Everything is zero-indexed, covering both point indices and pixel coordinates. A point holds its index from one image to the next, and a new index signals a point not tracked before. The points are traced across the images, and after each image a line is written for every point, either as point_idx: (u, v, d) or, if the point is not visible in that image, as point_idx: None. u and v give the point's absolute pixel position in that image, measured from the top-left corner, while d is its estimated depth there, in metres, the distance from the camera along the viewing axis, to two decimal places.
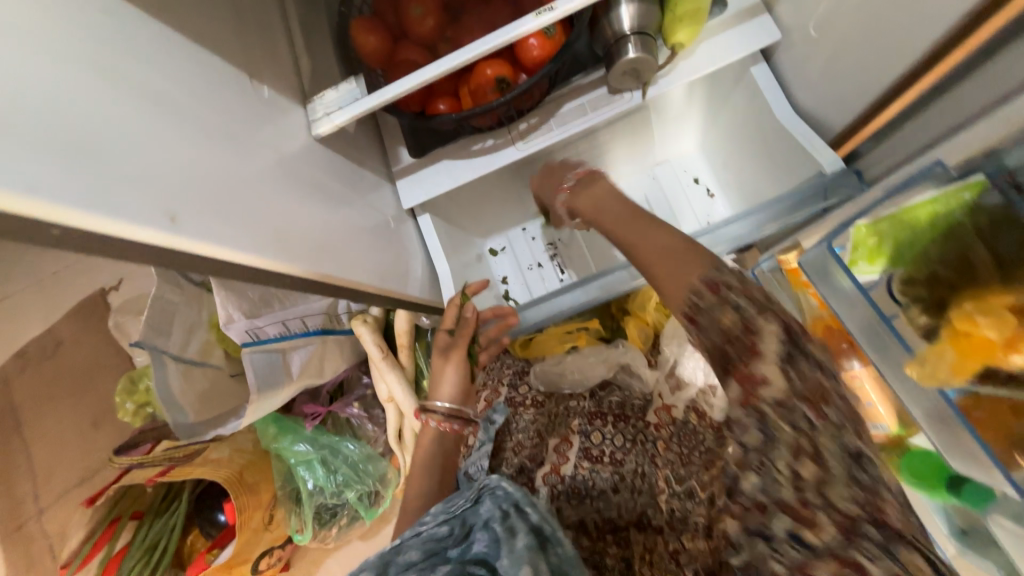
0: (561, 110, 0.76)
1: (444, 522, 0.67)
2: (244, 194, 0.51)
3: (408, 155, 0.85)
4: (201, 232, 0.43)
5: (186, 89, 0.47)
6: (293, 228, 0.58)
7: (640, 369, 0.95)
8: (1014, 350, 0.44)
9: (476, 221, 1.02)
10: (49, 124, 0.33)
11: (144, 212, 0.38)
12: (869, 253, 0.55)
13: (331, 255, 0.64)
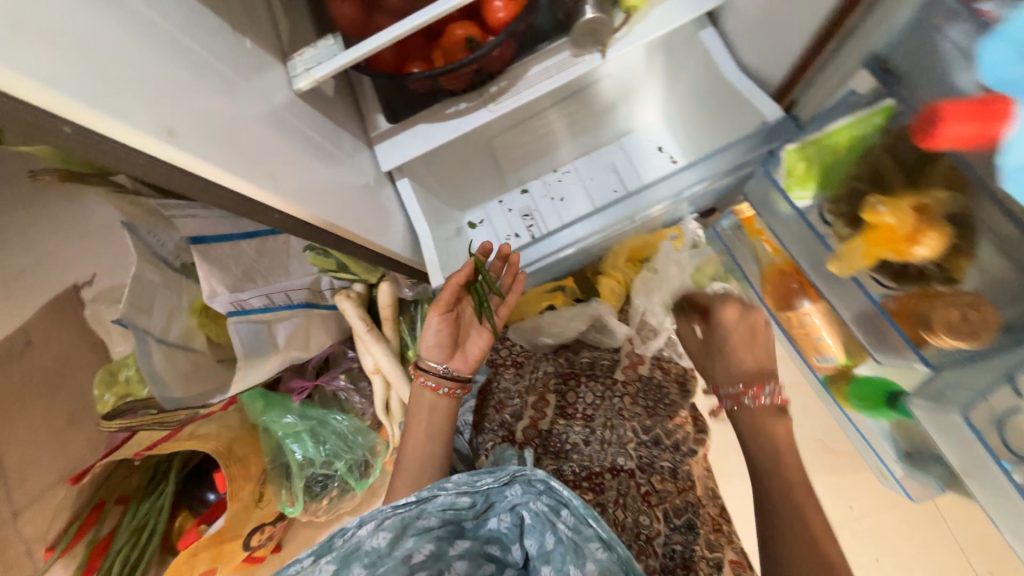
0: (528, 72, 0.72)
1: (467, 495, 0.69)
2: (243, 127, 0.49)
3: (385, 121, 0.78)
4: (200, 150, 0.42)
5: (172, 20, 0.44)
6: (283, 167, 0.56)
7: (611, 324, 0.95)
8: (916, 240, 0.49)
9: (454, 193, 0.97)
10: (65, 30, 0.31)
11: (145, 120, 0.37)
12: (801, 178, 0.60)
13: (320, 199, 0.62)
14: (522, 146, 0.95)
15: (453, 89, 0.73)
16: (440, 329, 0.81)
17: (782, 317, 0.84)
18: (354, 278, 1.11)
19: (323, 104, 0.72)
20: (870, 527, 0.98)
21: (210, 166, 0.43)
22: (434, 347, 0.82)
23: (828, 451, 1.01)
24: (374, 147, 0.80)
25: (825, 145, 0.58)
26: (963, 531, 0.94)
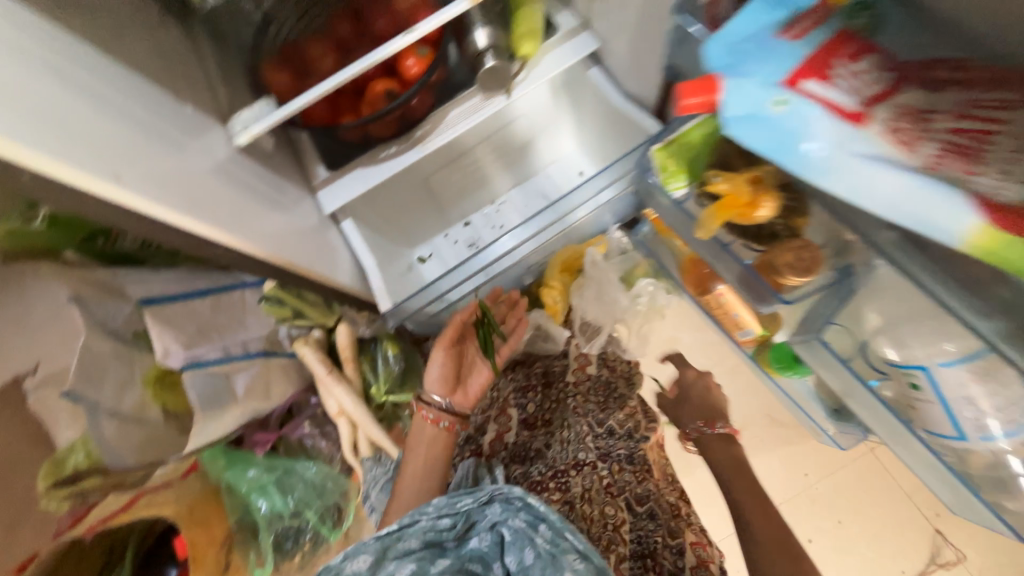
0: (447, 115, 0.83)
1: (447, 514, 0.66)
2: (182, 175, 0.58)
3: (324, 170, 0.87)
4: (144, 190, 0.50)
5: (108, 96, 0.52)
6: (222, 206, 0.63)
7: (553, 332, 1.04)
8: (757, 205, 0.52)
9: (399, 230, 1.04)
10: (21, 101, 0.40)
11: (94, 165, 0.45)
12: (674, 172, 0.61)
13: (260, 234, 0.70)
14: (457, 182, 1.06)
15: (383, 136, 0.84)
16: (444, 365, 0.87)
17: (704, 300, 0.93)
18: (311, 324, 1.13)
19: (264, 161, 0.80)
20: (824, 488, 1.05)
21: (152, 203, 0.50)
22: (438, 381, 0.87)
23: (775, 423, 1.09)
24: (316, 195, 0.88)
25: (684, 142, 0.59)
26: (902, 474, 1.03)
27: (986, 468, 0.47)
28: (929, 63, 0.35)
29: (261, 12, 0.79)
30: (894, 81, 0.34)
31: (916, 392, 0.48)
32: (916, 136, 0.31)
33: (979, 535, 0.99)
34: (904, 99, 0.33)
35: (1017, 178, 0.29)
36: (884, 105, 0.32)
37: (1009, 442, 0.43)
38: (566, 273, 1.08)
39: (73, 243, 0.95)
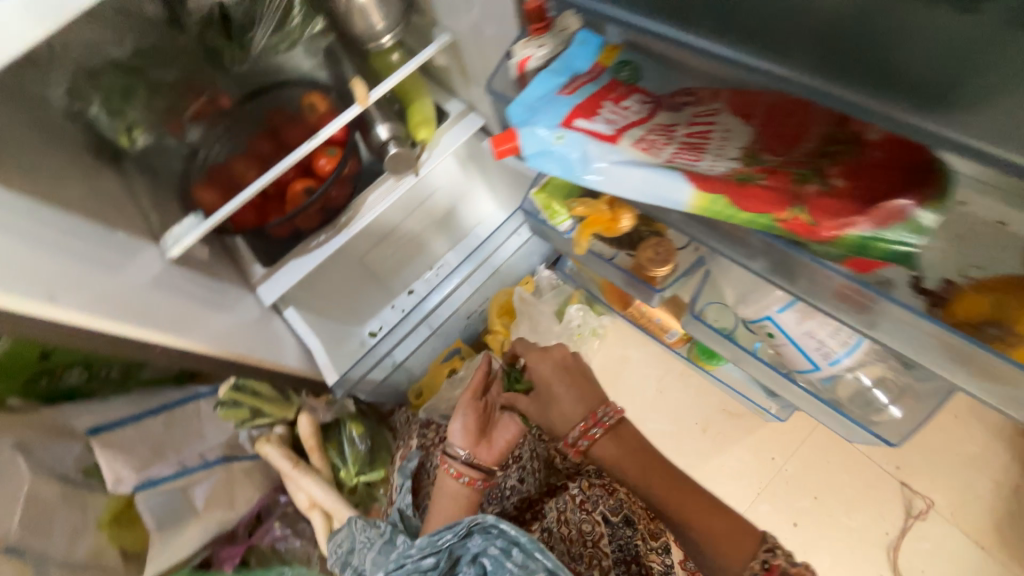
0: (365, 200, 0.95)
1: (431, 553, 0.64)
2: (121, 288, 0.70)
3: (261, 267, 0.95)
4: (76, 303, 0.63)
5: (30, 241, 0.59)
6: (161, 310, 0.76)
7: None
8: (614, 216, 0.61)
9: (345, 310, 1.10)
10: None
11: (29, 289, 0.58)
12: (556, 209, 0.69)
13: (200, 327, 0.82)
14: (392, 256, 1.13)
15: (311, 228, 0.93)
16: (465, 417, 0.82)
17: (629, 313, 1.01)
18: (271, 421, 1.11)
19: (201, 268, 0.87)
20: (794, 468, 1.09)
21: (85, 314, 0.64)
22: (461, 434, 0.81)
23: (732, 415, 1.14)
24: (255, 291, 0.95)
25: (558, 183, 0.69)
26: None
27: (850, 395, 0.56)
28: (671, 99, 0.46)
29: (187, 145, 0.90)
30: (646, 112, 0.45)
31: (773, 340, 0.56)
32: (658, 144, 0.40)
33: (942, 477, 1.03)
34: (651, 122, 0.43)
35: (726, 157, 0.38)
36: (636, 128, 0.42)
37: (848, 364, 0.52)
38: (505, 316, 1.16)
39: (18, 389, 0.97)
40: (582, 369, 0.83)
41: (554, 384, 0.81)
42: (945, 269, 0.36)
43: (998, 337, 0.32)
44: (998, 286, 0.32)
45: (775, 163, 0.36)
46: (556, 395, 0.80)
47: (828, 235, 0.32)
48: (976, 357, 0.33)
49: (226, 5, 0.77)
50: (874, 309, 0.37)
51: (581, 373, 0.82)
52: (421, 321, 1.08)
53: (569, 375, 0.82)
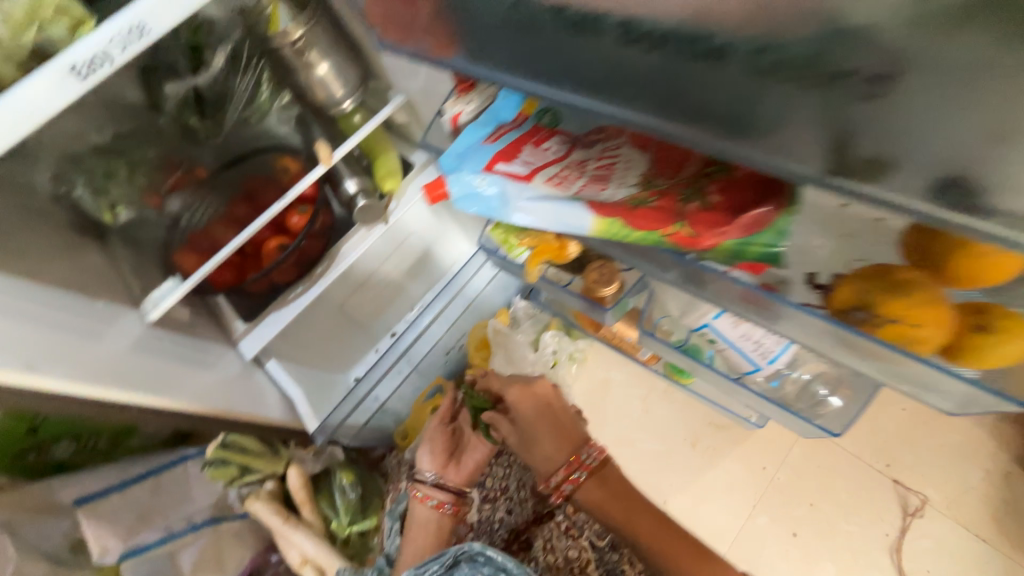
0: (339, 249, 1.00)
1: None
2: (99, 355, 0.73)
3: (242, 323, 0.99)
4: (52, 371, 0.65)
5: (16, 314, 0.63)
6: (140, 372, 0.78)
7: None
8: (562, 245, 0.65)
9: (328, 359, 1.13)
10: None
11: (6, 361, 0.60)
12: (509, 243, 0.73)
13: (181, 387, 0.83)
14: (371, 301, 1.14)
15: (287, 280, 0.98)
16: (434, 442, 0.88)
17: (602, 334, 1.04)
18: (261, 477, 1.10)
19: (183, 329, 0.91)
20: (787, 476, 1.07)
21: (64, 381, 0.66)
22: (429, 459, 0.87)
23: (720, 428, 1.13)
24: (236, 346, 0.98)
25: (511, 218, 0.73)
26: (846, 438, 1.07)
27: (796, 394, 0.60)
28: (586, 137, 0.51)
29: (167, 215, 0.93)
30: (563, 150, 0.49)
31: (717, 345, 0.60)
32: (569, 178, 0.45)
33: (933, 471, 1.02)
34: (566, 159, 0.48)
35: (627, 184, 0.42)
36: (552, 165, 0.47)
37: (786, 360, 0.55)
38: (482, 350, 1.21)
39: (7, 467, 0.98)
40: (561, 405, 0.86)
41: (536, 422, 0.83)
42: (833, 267, 0.38)
43: (864, 319, 0.35)
44: (866, 277, 0.35)
45: (667, 186, 0.40)
46: (539, 434, 0.82)
47: (710, 243, 0.37)
48: (852, 341, 0.38)
49: (200, 87, 0.85)
50: (775, 308, 0.40)
51: (562, 411, 0.85)
52: (401, 354, 1.14)
53: (552, 413, 0.85)
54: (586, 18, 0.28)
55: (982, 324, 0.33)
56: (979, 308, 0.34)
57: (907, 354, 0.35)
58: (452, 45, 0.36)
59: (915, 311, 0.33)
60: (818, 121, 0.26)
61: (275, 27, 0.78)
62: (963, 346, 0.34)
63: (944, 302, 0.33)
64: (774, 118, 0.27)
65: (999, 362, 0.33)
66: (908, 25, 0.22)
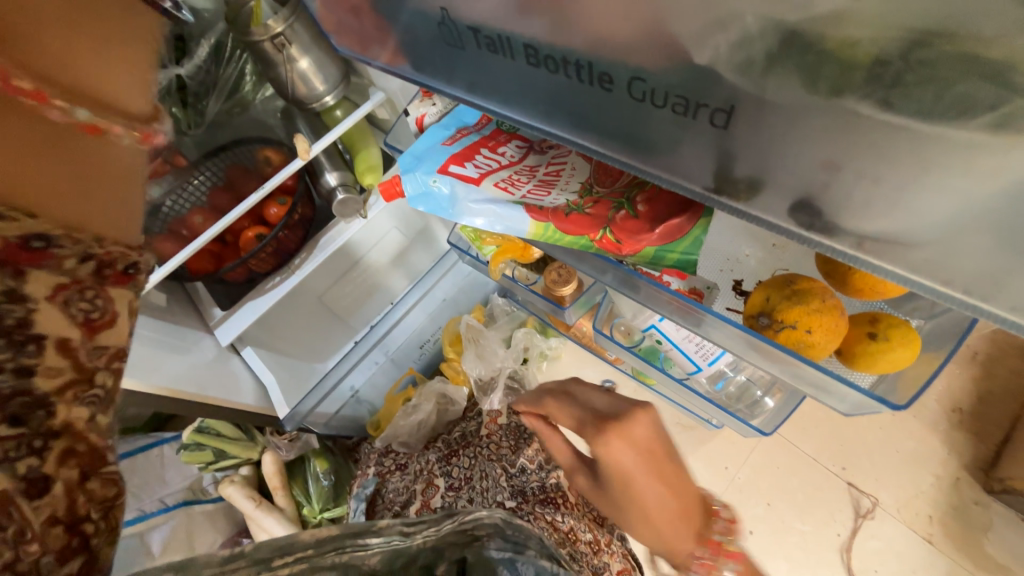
0: (318, 241, 1.02)
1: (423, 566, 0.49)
2: None
3: (219, 310, 1.01)
4: None
5: None
6: None
7: (453, 393, 1.16)
8: (526, 247, 0.68)
9: (305, 348, 1.15)
10: None
11: None
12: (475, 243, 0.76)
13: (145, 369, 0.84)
14: (349, 294, 1.17)
15: (264, 271, 0.99)
16: None
17: (573, 333, 1.01)
18: (236, 462, 1.15)
19: (162, 314, 0.94)
20: (747, 475, 1.10)
21: None
22: None
23: (685, 428, 1.15)
24: (213, 332, 1.01)
25: None
26: (804, 441, 1.10)
27: (737, 394, 0.64)
28: (542, 144, 0.53)
29: None
30: (518, 156, 0.51)
31: (663, 345, 0.62)
32: (518, 182, 0.47)
33: (887, 476, 1.05)
34: (519, 165, 0.50)
35: (568, 190, 0.44)
36: (504, 171, 0.49)
37: (726, 360, 0.58)
38: (457, 344, 1.22)
39: None
40: (669, 447, 0.55)
41: (638, 482, 0.53)
42: (757, 274, 0.45)
43: (766, 325, 0.37)
44: (773, 283, 0.38)
45: (604, 194, 0.43)
46: (639, 495, 0.53)
47: (630, 250, 0.40)
48: (764, 348, 0.39)
49: (184, 77, 0.92)
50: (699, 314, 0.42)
51: (672, 457, 0.55)
52: (376, 344, 1.17)
53: (654, 464, 0.54)
54: (499, 39, 0.30)
55: (874, 331, 0.35)
56: (873, 318, 0.36)
57: (806, 361, 0.37)
58: (401, 54, 0.38)
59: (812, 317, 0.35)
60: (707, 142, 0.28)
61: (258, 23, 0.80)
62: (858, 353, 0.36)
63: (841, 311, 0.36)
64: (673, 137, 0.29)
65: (888, 368, 0.36)
66: (737, 70, 0.24)
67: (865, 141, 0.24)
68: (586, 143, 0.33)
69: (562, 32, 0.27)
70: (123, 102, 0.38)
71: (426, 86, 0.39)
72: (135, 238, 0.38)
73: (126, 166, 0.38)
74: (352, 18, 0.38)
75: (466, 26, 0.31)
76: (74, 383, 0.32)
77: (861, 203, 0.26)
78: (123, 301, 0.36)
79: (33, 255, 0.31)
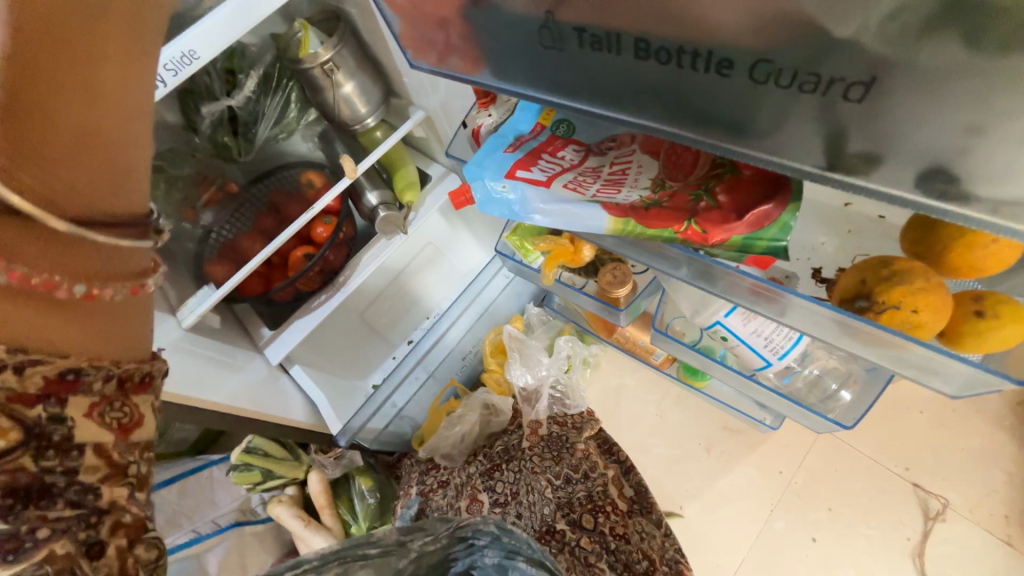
0: (361, 257, 1.05)
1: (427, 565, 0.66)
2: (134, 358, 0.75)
3: (267, 329, 1.04)
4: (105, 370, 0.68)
5: None
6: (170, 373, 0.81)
7: (496, 402, 1.16)
8: (579, 247, 0.68)
9: (347, 367, 1.17)
10: None
11: None
12: (524, 252, 0.77)
13: (206, 389, 0.87)
14: (389, 310, 1.19)
15: (312, 289, 1.02)
16: None
17: (614, 339, 1.00)
18: (283, 482, 1.15)
19: (214, 335, 0.97)
20: (805, 478, 1.06)
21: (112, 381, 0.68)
22: None
23: (734, 432, 1.12)
24: (262, 352, 1.03)
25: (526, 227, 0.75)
26: (862, 441, 1.06)
27: (807, 389, 0.62)
28: (600, 145, 0.53)
29: (200, 228, 1.00)
30: (578, 158, 0.52)
31: (728, 342, 0.58)
32: (585, 183, 0.48)
33: (954, 474, 1.00)
34: (582, 166, 0.51)
35: (638, 187, 0.45)
36: (568, 173, 0.50)
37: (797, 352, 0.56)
38: (497, 355, 1.23)
39: None
40: None
41: None
42: (838, 261, 0.44)
43: (865, 308, 0.37)
44: (866, 266, 0.37)
45: (679, 187, 0.44)
46: None
47: (718, 239, 0.40)
48: (860, 332, 0.39)
49: (234, 107, 0.95)
50: (779, 298, 0.42)
51: None
52: (418, 360, 1.19)
53: None
54: (606, 37, 0.31)
55: (979, 309, 0.34)
56: (975, 296, 0.35)
57: (914, 341, 0.36)
58: (486, 63, 0.40)
59: (916, 296, 0.34)
60: (819, 120, 0.29)
61: (304, 52, 0.84)
62: (962, 331, 0.35)
63: (944, 289, 0.35)
64: (777, 116, 0.30)
65: (998, 346, 0.35)
66: (885, 39, 0.24)
67: (1008, 106, 0.24)
68: (682, 133, 0.34)
69: (679, 23, 0.28)
70: (119, 263, 0.40)
71: (512, 92, 0.41)
72: (138, 348, 0.43)
73: (139, 318, 0.44)
74: (438, 33, 0.41)
75: (570, 28, 0.32)
76: (110, 476, 0.41)
77: (1002, 169, 0.26)
78: (145, 405, 0.44)
79: (68, 386, 0.38)
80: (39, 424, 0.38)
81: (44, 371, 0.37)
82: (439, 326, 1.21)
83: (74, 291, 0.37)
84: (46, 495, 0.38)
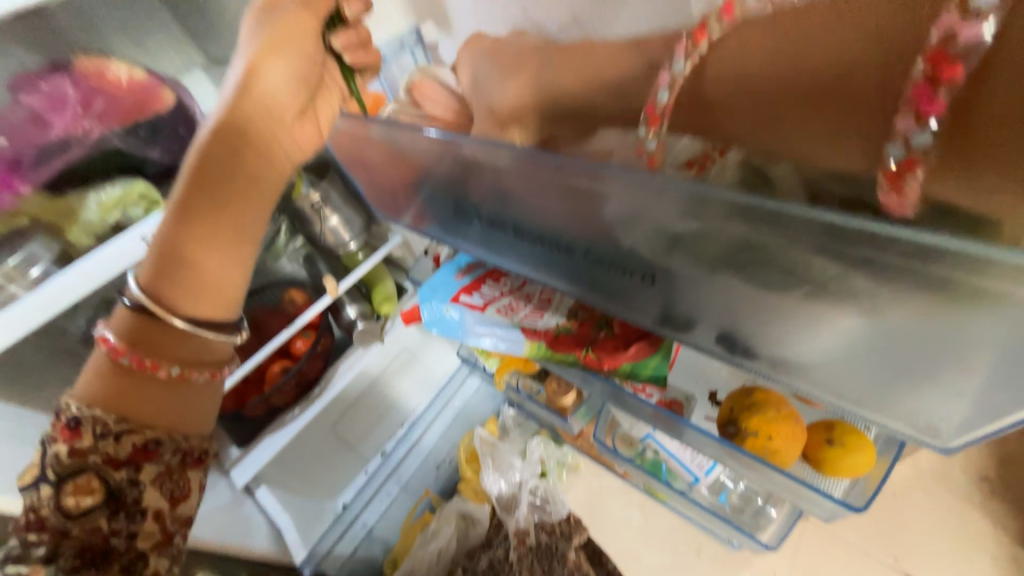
0: (336, 371, 1.10)
1: None
2: None
3: (235, 449, 1.04)
4: None
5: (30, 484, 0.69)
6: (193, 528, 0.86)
7: (474, 511, 1.13)
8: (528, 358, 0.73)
9: (321, 486, 1.16)
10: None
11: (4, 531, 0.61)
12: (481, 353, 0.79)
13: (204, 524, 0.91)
14: (362, 421, 1.23)
15: (286, 401, 1.06)
16: None
17: (580, 444, 1.01)
18: None
19: None
20: None
21: None
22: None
23: None
24: (227, 474, 1.02)
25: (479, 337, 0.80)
26: (849, 533, 1.02)
27: (740, 503, 0.67)
28: None
29: None
30: (517, 282, 0.57)
31: (661, 455, 0.64)
32: (516, 307, 0.54)
33: (948, 564, 0.96)
34: (519, 290, 0.56)
35: (558, 311, 0.52)
36: (504, 297, 0.56)
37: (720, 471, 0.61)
38: (473, 462, 1.19)
39: None
40: None
41: None
42: (729, 384, 0.50)
43: (734, 433, 0.43)
44: (736, 394, 0.44)
45: (589, 315, 0.51)
46: None
47: (610, 365, 0.48)
48: (735, 454, 0.44)
49: None
50: (671, 419, 0.49)
51: None
52: (391, 475, 1.18)
53: None
54: (496, 219, 0.42)
55: (830, 439, 0.41)
56: (828, 424, 0.42)
57: (773, 465, 0.42)
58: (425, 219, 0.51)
59: (769, 424, 0.41)
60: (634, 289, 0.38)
61: (297, 193, 0.98)
62: (823, 458, 0.41)
63: (794, 419, 0.42)
64: (621, 284, 0.39)
65: (853, 472, 0.41)
66: (650, 250, 0.35)
67: (740, 297, 0.33)
68: (561, 284, 0.43)
69: (529, 223, 0.40)
70: (208, 349, 0.45)
71: (445, 240, 0.51)
72: (206, 426, 0.46)
73: (212, 400, 0.46)
74: (389, 198, 0.52)
75: (473, 211, 0.43)
76: (159, 543, 0.42)
77: (760, 335, 0.35)
78: (196, 479, 0.44)
79: (147, 454, 0.41)
80: (119, 486, 0.40)
81: (134, 440, 0.40)
82: (411, 432, 1.21)
83: (170, 372, 0.42)
84: (106, 559, 0.40)
